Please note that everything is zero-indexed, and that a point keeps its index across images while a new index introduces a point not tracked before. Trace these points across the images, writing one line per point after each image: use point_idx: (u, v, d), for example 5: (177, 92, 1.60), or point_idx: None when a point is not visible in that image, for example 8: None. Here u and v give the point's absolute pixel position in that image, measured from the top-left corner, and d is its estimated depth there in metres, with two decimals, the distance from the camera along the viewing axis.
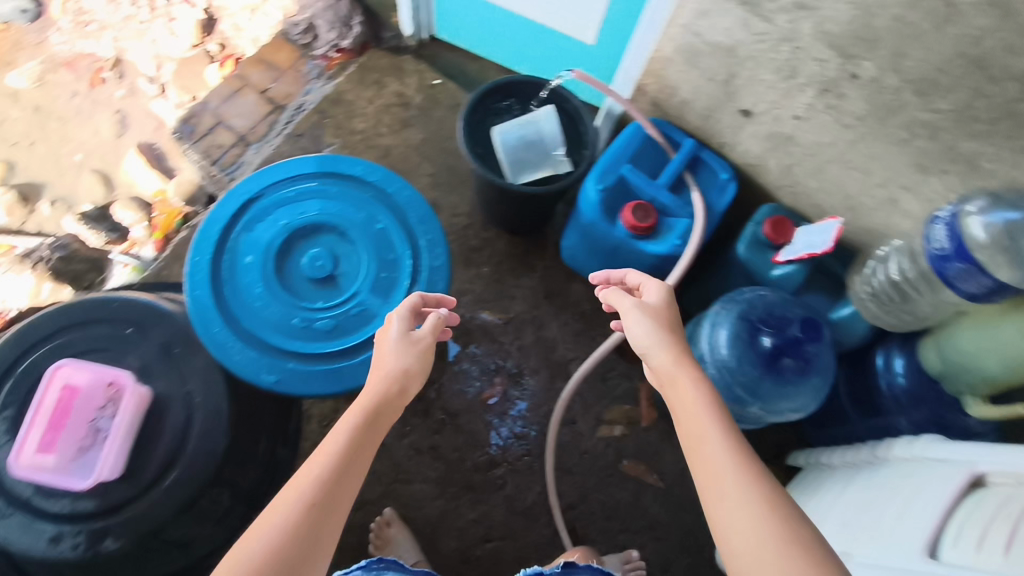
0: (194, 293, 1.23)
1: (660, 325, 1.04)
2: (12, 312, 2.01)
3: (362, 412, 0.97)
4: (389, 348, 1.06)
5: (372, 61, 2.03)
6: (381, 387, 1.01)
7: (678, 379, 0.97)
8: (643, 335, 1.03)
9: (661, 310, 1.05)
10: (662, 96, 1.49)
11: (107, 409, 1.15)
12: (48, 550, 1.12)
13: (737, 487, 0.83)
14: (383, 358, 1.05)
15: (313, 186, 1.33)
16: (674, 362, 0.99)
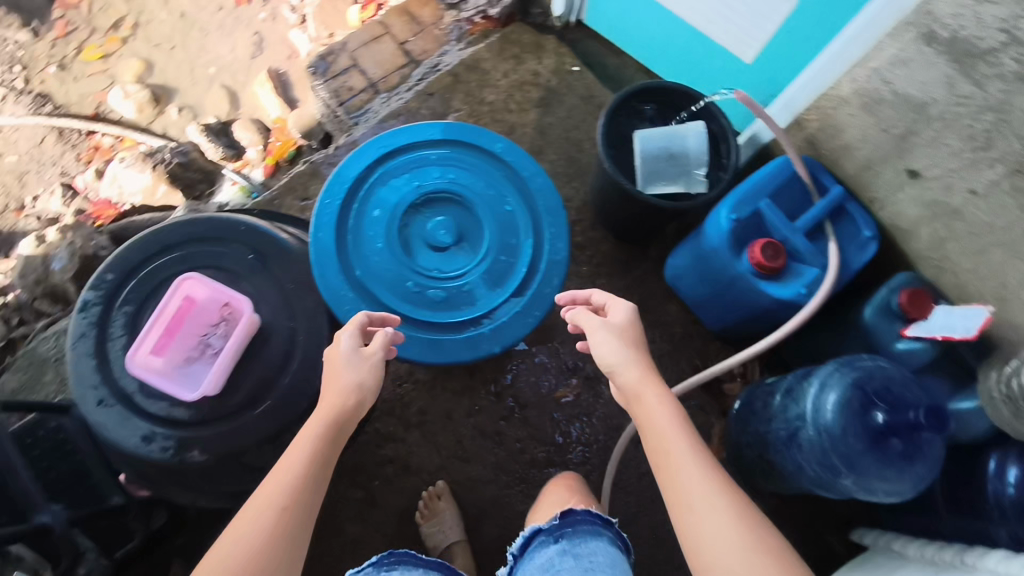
0: (318, 234, 1.24)
1: (619, 342, 1.11)
2: (124, 206, 2.06)
3: (323, 430, 1.03)
4: (343, 361, 1.09)
5: (514, 34, 2.00)
6: (338, 402, 1.05)
7: (645, 398, 1.06)
8: (613, 357, 1.09)
9: (627, 331, 1.12)
10: (822, 135, 1.42)
11: (220, 328, 1.18)
12: (138, 447, 1.14)
13: (713, 501, 0.95)
14: (340, 374, 1.08)
15: (451, 153, 1.31)
16: (638, 384, 1.07)
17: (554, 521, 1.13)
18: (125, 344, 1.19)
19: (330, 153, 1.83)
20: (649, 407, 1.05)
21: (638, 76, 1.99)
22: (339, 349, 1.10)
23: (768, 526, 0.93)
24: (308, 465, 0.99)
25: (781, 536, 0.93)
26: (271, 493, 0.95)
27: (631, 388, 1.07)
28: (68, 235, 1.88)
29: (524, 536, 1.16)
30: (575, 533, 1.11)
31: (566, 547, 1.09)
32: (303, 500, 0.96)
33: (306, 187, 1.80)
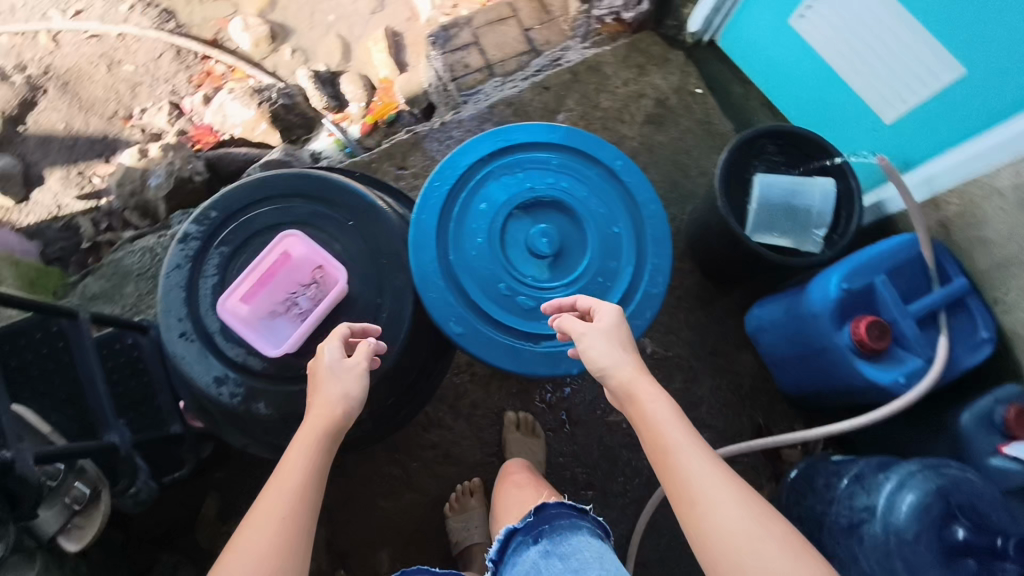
0: (422, 214, 1.22)
1: (613, 336, 1.02)
2: (224, 136, 2.10)
3: (317, 445, 0.97)
4: (332, 374, 1.02)
5: (643, 43, 1.93)
6: (329, 415, 0.99)
7: (640, 391, 0.96)
8: (605, 354, 1.00)
9: (615, 330, 1.02)
10: (960, 220, 1.34)
11: (310, 290, 1.18)
12: (209, 387, 1.15)
13: (721, 497, 0.87)
14: (332, 387, 1.01)
15: (569, 162, 1.29)
16: (632, 379, 0.98)
17: (530, 519, 1.09)
18: (215, 284, 1.19)
19: (435, 127, 1.81)
20: (648, 400, 0.95)
21: (759, 111, 1.91)
22: (326, 361, 1.03)
23: (779, 518, 0.86)
24: (309, 481, 0.93)
25: (793, 527, 0.86)
26: (272, 510, 0.88)
27: (624, 384, 0.97)
28: (170, 154, 1.92)
29: (500, 540, 1.10)
30: (554, 530, 1.06)
31: (548, 547, 1.05)
32: (306, 520, 0.89)
33: (404, 156, 1.79)
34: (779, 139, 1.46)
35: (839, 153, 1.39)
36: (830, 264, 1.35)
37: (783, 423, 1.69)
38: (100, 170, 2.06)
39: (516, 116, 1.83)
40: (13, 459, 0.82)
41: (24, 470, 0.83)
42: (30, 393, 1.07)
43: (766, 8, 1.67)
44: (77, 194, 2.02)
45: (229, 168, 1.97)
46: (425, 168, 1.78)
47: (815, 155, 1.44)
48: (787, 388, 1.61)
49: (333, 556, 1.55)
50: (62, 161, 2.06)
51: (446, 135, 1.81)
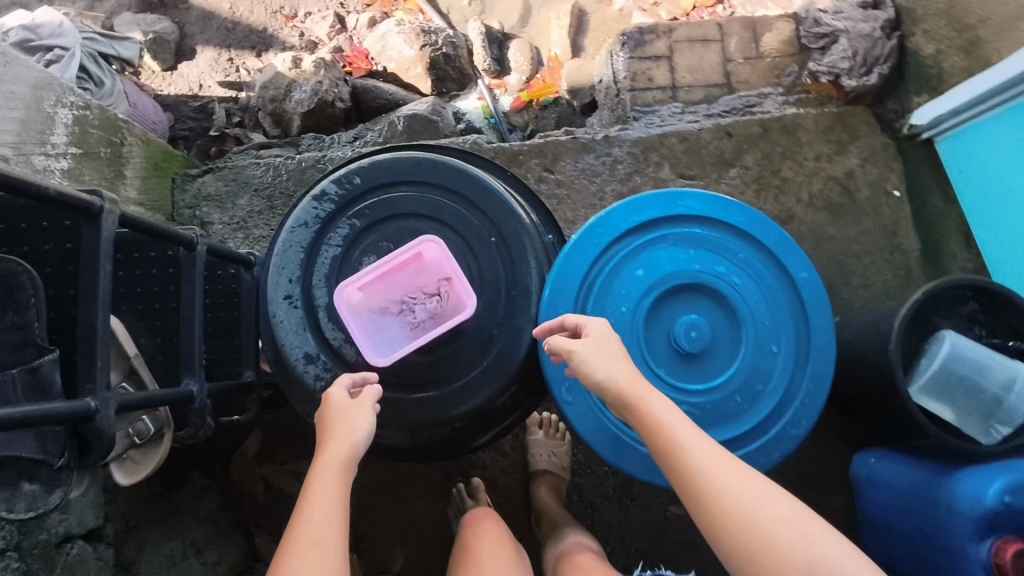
0: (569, 260, 1.10)
1: (609, 347, 0.99)
2: (377, 66, 1.99)
3: (334, 482, 0.93)
4: (343, 414, 0.99)
5: (853, 119, 1.70)
6: (342, 456, 0.96)
7: (643, 395, 0.94)
8: (605, 364, 0.96)
9: (608, 345, 0.99)
10: None
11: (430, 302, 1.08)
12: (297, 361, 1.08)
13: (735, 480, 0.87)
14: (345, 426, 0.97)
15: (747, 254, 1.12)
16: (632, 385, 0.95)
17: None
18: (336, 256, 1.11)
19: (598, 138, 1.66)
20: (651, 402, 0.94)
21: (953, 237, 1.67)
22: (332, 402, 1.01)
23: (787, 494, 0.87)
24: (333, 524, 0.89)
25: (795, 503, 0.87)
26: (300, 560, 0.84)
27: (625, 391, 0.94)
28: (321, 70, 1.82)
29: None
30: None
31: None
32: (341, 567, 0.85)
33: (555, 159, 1.64)
34: (982, 296, 1.27)
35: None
36: (995, 462, 1.15)
37: None
38: (250, 62, 2.00)
39: (687, 153, 1.65)
40: (96, 410, 0.75)
41: (102, 426, 0.76)
42: (127, 307, 1.03)
43: (1013, 134, 1.43)
44: (221, 79, 1.97)
45: (373, 104, 1.89)
46: (572, 178, 1.63)
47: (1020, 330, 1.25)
48: (879, 558, 1.44)
49: (350, 536, 1.50)
50: (216, 40, 2.01)
51: (606, 151, 1.65)
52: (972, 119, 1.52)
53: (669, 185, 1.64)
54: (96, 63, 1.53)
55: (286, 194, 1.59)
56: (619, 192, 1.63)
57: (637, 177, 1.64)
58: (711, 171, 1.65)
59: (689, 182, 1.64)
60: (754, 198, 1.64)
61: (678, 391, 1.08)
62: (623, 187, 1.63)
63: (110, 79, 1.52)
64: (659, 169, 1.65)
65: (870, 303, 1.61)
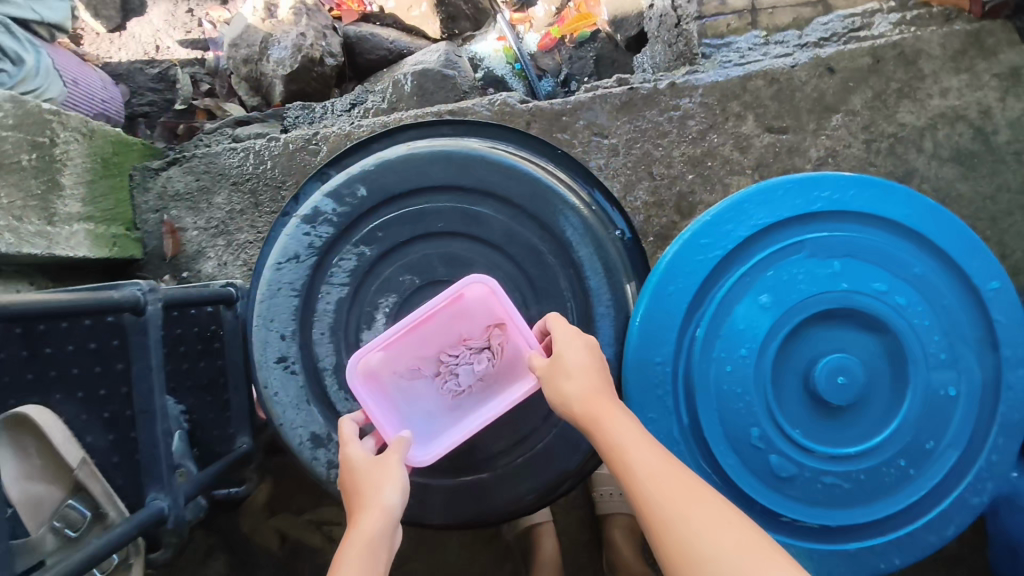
0: (667, 287, 0.79)
1: (577, 356, 0.72)
2: (373, 6, 1.63)
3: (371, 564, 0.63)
4: (369, 472, 0.69)
5: (991, 37, 1.30)
6: (377, 529, 0.65)
7: (601, 412, 0.68)
8: (568, 377, 0.70)
9: (575, 356, 0.72)
10: None
11: (479, 363, 0.78)
12: (300, 447, 0.80)
13: (693, 517, 0.59)
14: (374, 485, 0.68)
15: (914, 262, 0.80)
16: (586, 399, 0.69)
17: None
18: (342, 299, 0.80)
19: (662, 88, 1.29)
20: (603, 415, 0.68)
21: None
22: (352, 460, 0.71)
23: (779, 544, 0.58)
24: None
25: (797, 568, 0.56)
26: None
27: (583, 409, 0.68)
28: (302, 18, 1.45)
29: None
30: None
31: None
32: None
33: (608, 118, 1.29)
34: None
35: None
36: None
37: None
38: (214, 12, 1.62)
39: (777, 99, 1.29)
40: None
41: None
42: (64, 395, 0.77)
43: None
44: (181, 38, 1.60)
45: (368, 57, 1.54)
46: (631, 142, 1.29)
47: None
48: None
49: None
50: None
51: (672, 103, 1.29)
52: None
53: (754, 142, 1.29)
54: (6, 31, 1.17)
55: (271, 186, 1.26)
56: (690, 157, 1.28)
57: (713, 135, 1.29)
58: (806, 122, 1.29)
59: (779, 138, 1.29)
60: (863, 152, 1.29)
61: (823, 458, 0.79)
62: (695, 149, 1.29)
63: (31, 54, 1.19)
64: (741, 123, 1.29)
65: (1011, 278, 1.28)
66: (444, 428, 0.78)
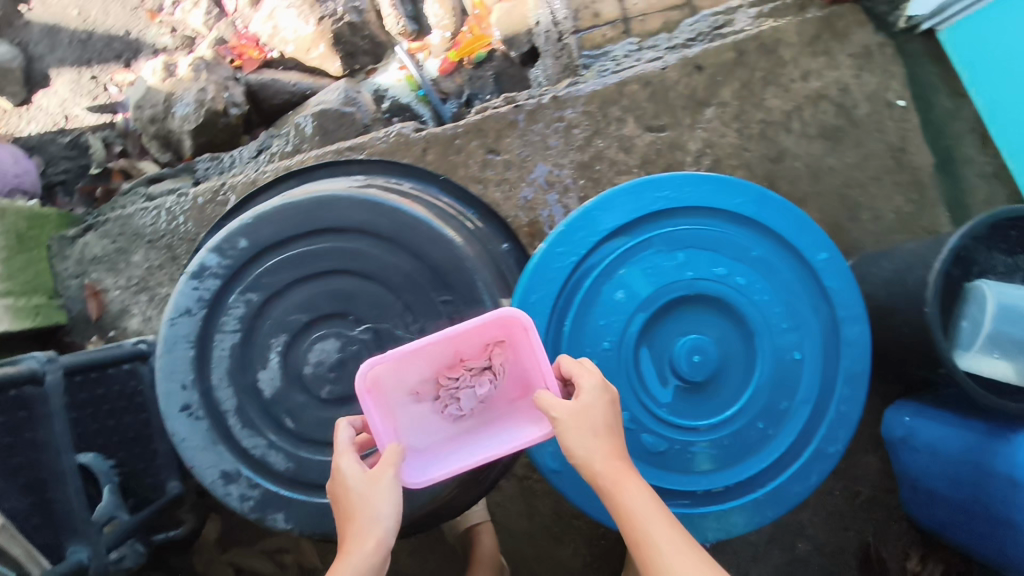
0: (530, 296, 0.86)
1: (597, 415, 0.75)
2: (273, 52, 1.67)
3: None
4: (361, 495, 0.73)
5: (841, 21, 1.41)
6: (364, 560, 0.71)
7: (619, 477, 0.73)
8: (583, 435, 0.73)
9: (594, 410, 0.74)
10: None
11: (481, 388, 0.81)
12: (215, 484, 0.86)
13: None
14: (367, 511, 0.72)
15: (751, 245, 0.89)
16: (611, 470, 0.73)
17: None
18: (236, 344, 0.87)
19: (545, 102, 1.37)
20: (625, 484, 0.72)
21: (969, 139, 1.46)
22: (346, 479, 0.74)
23: None
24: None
25: None
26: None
27: (600, 473, 0.73)
28: (202, 73, 1.51)
29: None
30: None
31: None
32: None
33: (498, 136, 1.37)
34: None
35: None
36: None
37: (896, 544, 1.39)
38: (118, 75, 1.67)
39: (652, 100, 1.38)
40: None
41: None
42: None
43: None
44: (89, 104, 1.65)
45: (273, 102, 1.59)
46: (522, 156, 1.36)
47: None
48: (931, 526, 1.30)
49: None
50: (72, 58, 1.68)
51: (556, 115, 1.37)
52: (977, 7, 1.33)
53: (636, 142, 1.38)
54: None
55: (185, 239, 1.32)
56: (579, 163, 1.37)
57: (598, 140, 1.37)
58: (683, 118, 1.38)
59: (659, 135, 1.38)
60: (738, 139, 1.39)
61: (689, 430, 0.88)
62: (583, 155, 1.37)
63: None
64: (622, 126, 1.38)
65: (885, 239, 1.39)
66: (429, 440, 0.83)
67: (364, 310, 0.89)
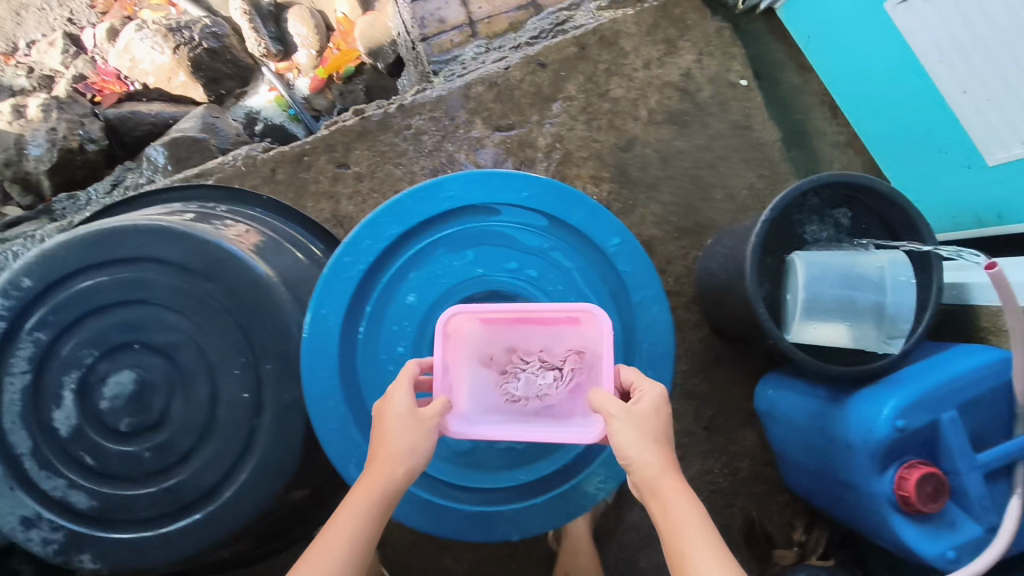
0: (321, 309, 0.86)
1: (652, 423, 0.74)
2: (135, 84, 1.66)
3: (363, 527, 0.71)
4: (402, 428, 0.73)
5: (677, 8, 1.42)
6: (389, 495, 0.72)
7: (665, 483, 0.71)
8: (635, 438, 0.71)
9: (648, 418, 0.73)
10: None
11: (546, 379, 0.81)
12: (16, 530, 0.86)
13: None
14: (404, 445, 0.73)
15: (541, 238, 0.90)
16: (660, 478, 0.71)
17: None
18: (26, 386, 0.86)
19: (393, 110, 1.36)
20: (671, 493, 0.70)
21: (817, 111, 1.52)
22: (395, 410, 0.74)
23: None
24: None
25: None
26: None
27: (648, 479, 0.71)
28: (52, 113, 1.49)
29: None
30: None
31: None
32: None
33: (346, 149, 1.36)
34: (825, 191, 1.10)
35: (922, 217, 1.03)
36: (889, 379, 1.04)
37: (781, 516, 1.43)
38: None
39: (499, 101, 1.38)
40: None
41: None
42: None
43: None
44: None
45: (134, 134, 1.59)
46: (372, 167, 1.36)
47: (901, 230, 1.08)
48: (798, 487, 1.32)
49: None
50: None
51: (404, 123, 1.36)
52: None
53: (486, 143, 1.38)
54: None
55: None
56: (430, 169, 1.37)
57: (448, 144, 1.37)
58: (531, 115, 1.39)
59: (509, 134, 1.38)
60: (586, 131, 1.40)
61: None
62: (433, 161, 1.37)
63: None
64: (472, 128, 1.37)
65: (739, 217, 1.42)
66: (480, 402, 0.82)
67: (159, 337, 0.88)
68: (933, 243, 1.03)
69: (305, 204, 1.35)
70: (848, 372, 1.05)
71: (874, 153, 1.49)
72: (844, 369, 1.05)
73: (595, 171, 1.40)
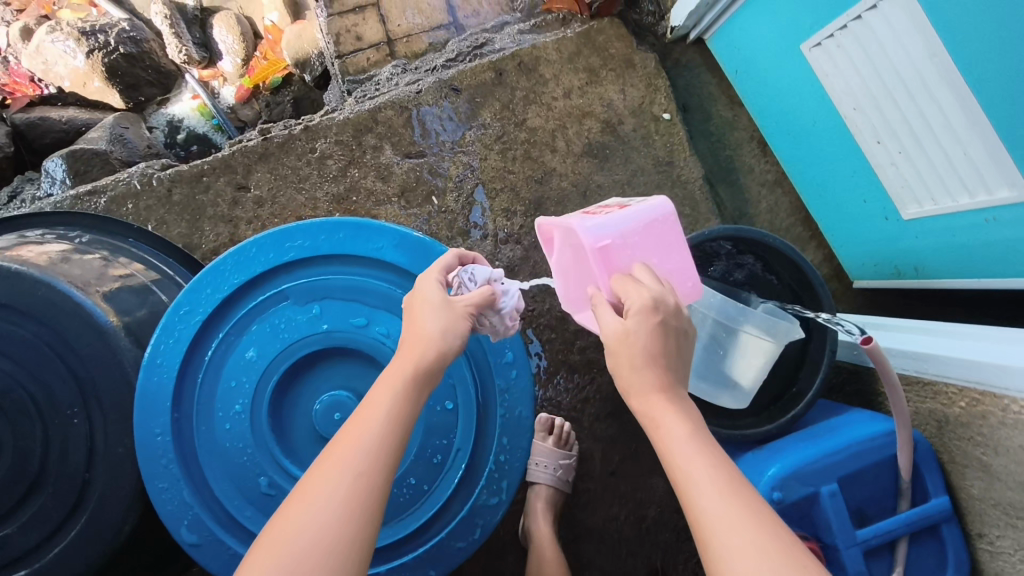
0: (154, 359, 0.81)
1: (659, 342, 0.67)
2: (50, 88, 1.62)
3: (407, 393, 0.65)
4: (420, 303, 0.71)
5: (601, 35, 1.36)
6: (419, 356, 0.67)
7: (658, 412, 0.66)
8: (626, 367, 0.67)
9: (650, 385, 0.67)
10: (938, 423, 0.98)
11: None
12: None
13: (725, 515, 0.58)
14: (420, 316, 0.70)
15: (393, 292, 0.84)
16: (652, 402, 0.66)
17: None
18: None
19: (297, 133, 1.30)
20: (667, 405, 0.66)
21: (747, 147, 1.49)
22: (413, 293, 0.73)
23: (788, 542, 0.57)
24: (378, 457, 0.61)
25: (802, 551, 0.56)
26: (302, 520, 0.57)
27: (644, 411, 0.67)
28: None
29: None
30: None
31: None
32: (361, 523, 0.58)
33: (247, 171, 1.30)
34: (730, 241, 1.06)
35: (819, 279, 0.99)
36: (777, 451, 0.98)
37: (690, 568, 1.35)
38: None
39: (409, 127, 1.31)
40: None
41: None
42: None
43: (774, 12, 1.18)
44: None
45: (42, 141, 1.52)
46: (273, 192, 1.30)
47: (799, 291, 1.04)
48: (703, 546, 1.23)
49: None
50: None
51: (308, 147, 1.30)
52: (722, 17, 1.34)
53: (394, 170, 1.31)
54: None
55: None
56: (334, 196, 1.30)
57: (353, 170, 1.31)
58: (440, 142, 1.32)
59: (418, 161, 1.32)
60: (500, 161, 1.33)
61: None
62: (338, 187, 1.31)
63: None
64: (379, 154, 1.31)
65: None
66: None
67: None
68: (830, 310, 0.99)
69: (202, 228, 1.29)
70: (736, 439, 1.01)
71: (802, 194, 1.44)
72: (730, 434, 1.01)
73: (508, 204, 1.33)
